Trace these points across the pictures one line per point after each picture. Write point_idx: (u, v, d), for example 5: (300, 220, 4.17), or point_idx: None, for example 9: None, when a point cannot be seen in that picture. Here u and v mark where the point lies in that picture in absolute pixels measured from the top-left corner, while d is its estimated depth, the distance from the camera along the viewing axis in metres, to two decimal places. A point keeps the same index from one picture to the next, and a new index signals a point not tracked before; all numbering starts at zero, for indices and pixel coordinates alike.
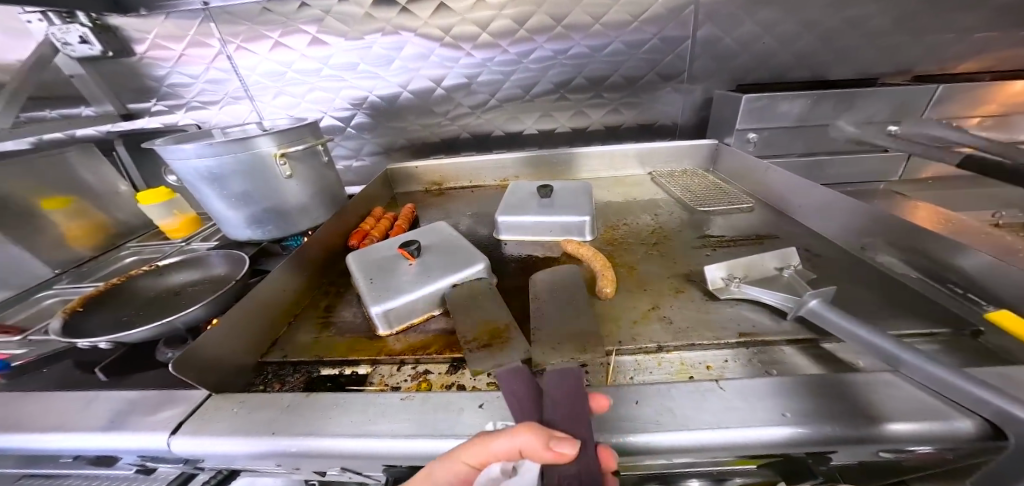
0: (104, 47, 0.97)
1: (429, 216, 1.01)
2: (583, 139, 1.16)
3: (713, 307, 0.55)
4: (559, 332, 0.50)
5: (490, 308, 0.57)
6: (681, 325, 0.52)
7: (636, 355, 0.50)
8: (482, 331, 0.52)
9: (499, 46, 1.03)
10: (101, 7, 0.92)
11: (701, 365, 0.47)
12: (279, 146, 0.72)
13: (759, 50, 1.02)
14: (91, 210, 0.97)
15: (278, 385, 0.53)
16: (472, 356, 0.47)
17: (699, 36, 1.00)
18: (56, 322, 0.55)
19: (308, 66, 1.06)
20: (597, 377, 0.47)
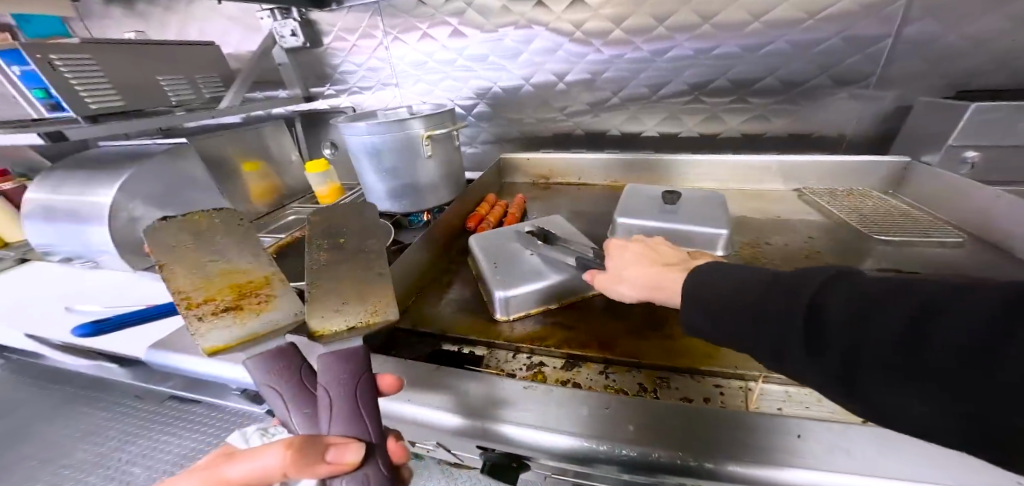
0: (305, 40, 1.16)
1: (537, 209, 1.02)
2: (712, 146, 1.07)
3: None
4: (340, 290, 0.47)
5: (229, 253, 0.47)
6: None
7: (787, 387, 0.45)
8: (224, 286, 0.44)
9: (633, 43, 0.99)
10: (307, 4, 1.12)
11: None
12: (427, 128, 0.81)
13: (987, 52, 0.80)
14: (271, 174, 1.21)
15: (407, 353, 0.58)
16: (221, 321, 0.41)
17: (904, 34, 0.83)
18: None
19: (446, 56, 1.15)
20: (734, 401, 0.44)
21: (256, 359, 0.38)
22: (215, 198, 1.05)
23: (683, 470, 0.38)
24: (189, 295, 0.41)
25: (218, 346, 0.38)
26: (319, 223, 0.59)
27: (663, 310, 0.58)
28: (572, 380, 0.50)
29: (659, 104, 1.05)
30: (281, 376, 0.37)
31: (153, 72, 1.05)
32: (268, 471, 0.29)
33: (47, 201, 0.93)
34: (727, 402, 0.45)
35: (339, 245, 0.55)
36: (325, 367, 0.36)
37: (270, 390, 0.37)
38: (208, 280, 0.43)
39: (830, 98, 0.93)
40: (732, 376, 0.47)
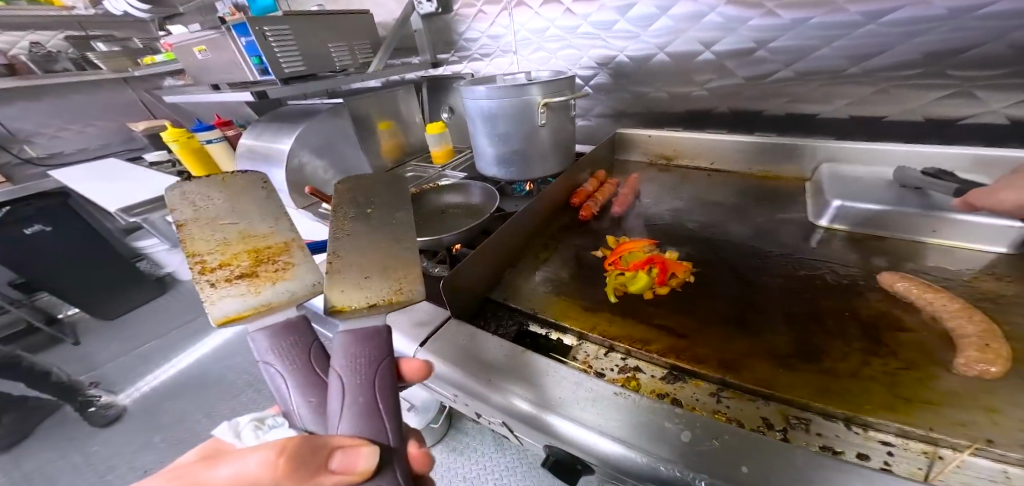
0: (438, 5, 1.22)
1: (651, 191, 0.90)
2: (940, 135, 0.77)
3: None
4: (364, 263, 0.47)
5: (251, 217, 0.50)
6: None
7: (1014, 465, 0.30)
8: (241, 251, 0.46)
9: (830, 3, 0.75)
10: None
11: None
12: (544, 95, 0.76)
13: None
14: (398, 133, 1.34)
15: (495, 327, 0.57)
16: (234, 288, 0.44)
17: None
18: None
19: (568, 23, 1.07)
20: (904, 466, 0.31)
21: (268, 337, 0.39)
22: (359, 154, 1.21)
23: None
24: (204, 258, 0.44)
25: (233, 315, 0.41)
26: (348, 191, 0.58)
27: (821, 340, 0.43)
28: (673, 395, 0.42)
29: (854, 80, 0.80)
30: (290, 359, 0.38)
31: (326, 41, 1.21)
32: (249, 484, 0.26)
33: (250, 146, 1.19)
34: (894, 466, 0.32)
35: (364, 217, 0.53)
36: (342, 353, 0.36)
37: (283, 375, 0.37)
38: (226, 243, 0.46)
39: None
40: (912, 437, 0.33)
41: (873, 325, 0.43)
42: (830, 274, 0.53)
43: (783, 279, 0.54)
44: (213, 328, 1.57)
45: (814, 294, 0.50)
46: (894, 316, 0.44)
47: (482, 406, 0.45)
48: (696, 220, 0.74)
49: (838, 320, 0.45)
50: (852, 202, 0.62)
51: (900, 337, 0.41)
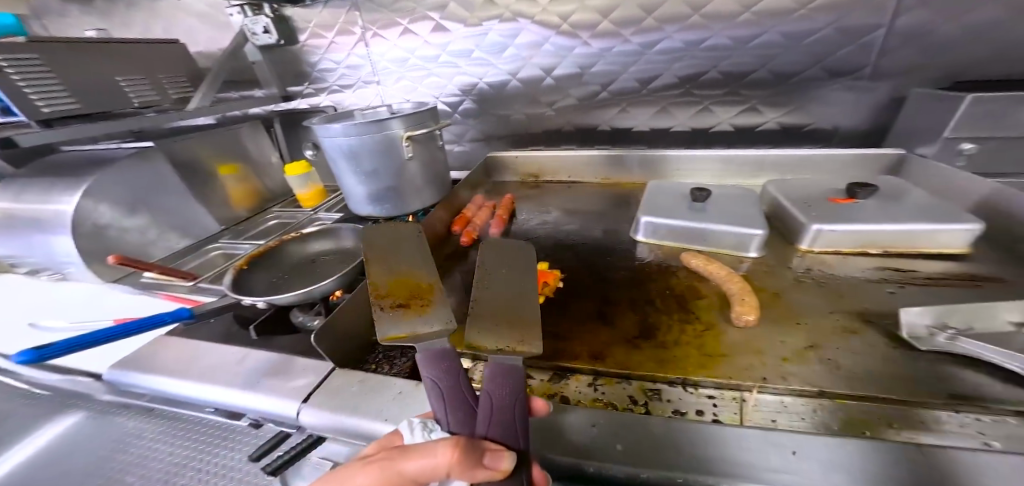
0: (278, 36, 1.11)
1: (524, 209, 0.98)
2: (703, 141, 1.03)
3: (896, 356, 0.41)
4: (499, 311, 0.40)
5: (409, 256, 0.48)
6: (856, 371, 0.40)
7: (784, 396, 0.40)
8: (396, 281, 0.43)
9: (622, 35, 0.95)
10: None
11: (878, 422, 0.35)
12: (407, 128, 0.77)
13: (966, 41, 0.77)
14: (250, 177, 1.18)
15: (388, 366, 0.55)
16: (391, 313, 0.39)
17: (897, 25, 0.78)
18: (229, 276, 0.62)
19: (428, 53, 1.11)
20: (725, 414, 0.40)
21: (423, 355, 0.37)
22: (190, 204, 1.02)
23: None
24: (375, 284, 0.42)
25: (393, 336, 0.36)
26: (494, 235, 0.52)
27: (655, 317, 0.54)
28: (559, 393, 0.47)
29: (649, 98, 1.02)
30: (440, 374, 0.36)
31: (110, 74, 0.94)
32: (427, 470, 0.28)
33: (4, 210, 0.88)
34: (719, 415, 0.40)
35: (500, 269, 0.46)
36: (488, 374, 0.35)
37: (433, 387, 0.35)
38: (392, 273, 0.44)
39: (814, 91, 0.88)
40: (723, 386, 0.43)
41: (684, 297, 0.57)
42: (660, 259, 0.68)
43: (630, 272, 0.65)
44: None
45: (654, 280, 0.62)
46: (698, 287, 0.59)
47: None
48: (564, 230, 0.85)
49: (663, 298, 0.58)
50: (657, 217, 0.71)
51: (699, 303, 0.55)
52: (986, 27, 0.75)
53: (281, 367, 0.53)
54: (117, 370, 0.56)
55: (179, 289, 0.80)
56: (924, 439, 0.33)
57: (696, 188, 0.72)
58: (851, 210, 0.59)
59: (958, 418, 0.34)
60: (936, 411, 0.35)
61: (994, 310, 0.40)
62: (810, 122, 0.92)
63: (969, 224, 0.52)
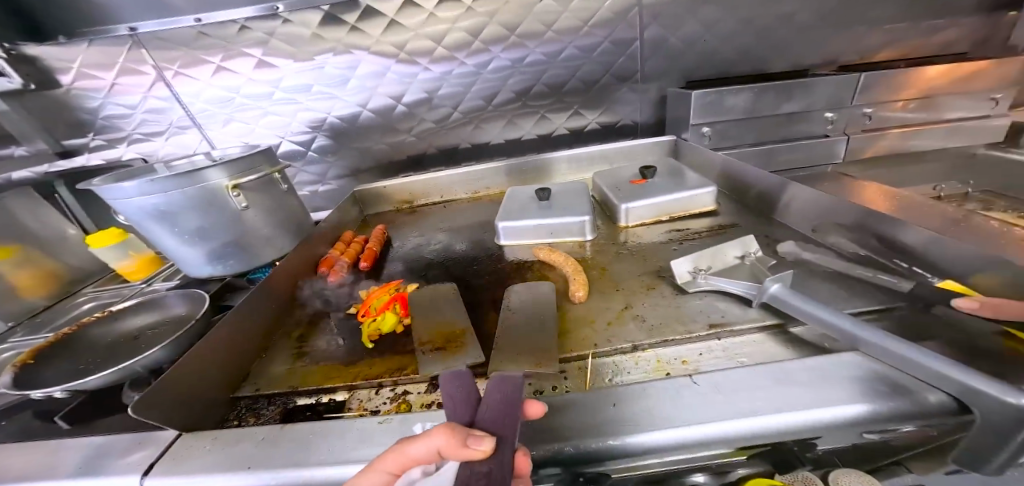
0: (23, 79, 0.92)
1: (400, 237, 0.98)
2: (549, 144, 1.16)
3: (681, 300, 0.50)
4: (518, 341, 0.48)
5: (447, 311, 0.61)
6: (654, 321, 0.48)
7: (613, 356, 0.46)
8: (436, 334, 0.56)
9: (456, 58, 1.03)
10: (14, 34, 0.89)
11: (675, 361, 0.43)
12: (230, 177, 0.69)
13: (701, 50, 1.04)
14: (38, 257, 0.94)
15: (253, 419, 0.51)
16: (431, 356, 0.52)
17: (646, 36, 1.01)
18: (6, 376, 0.50)
19: (257, 90, 1.03)
20: (573, 383, 0.43)
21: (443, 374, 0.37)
22: None
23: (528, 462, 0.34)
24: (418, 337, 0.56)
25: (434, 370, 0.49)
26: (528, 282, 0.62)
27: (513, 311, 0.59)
28: (437, 400, 0.48)
29: (495, 113, 1.11)
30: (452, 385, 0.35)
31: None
32: (418, 454, 0.26)
33: None
34: (570, 386, 0.43)
35: (523, 310, 0.55)
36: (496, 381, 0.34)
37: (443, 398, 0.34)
38: (428, 327, 0.58)
39: (613, 94, 1.07)
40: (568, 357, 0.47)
41: None
42: (518, 257, 0.75)
43: (492, 273, 0.71)
44: None
45: (513, 277, 0.68)
46: (547, 276, 0.66)
47: None
48: (435, 249, 0.87)
49: (520, 293, 0.63)
50: (511, 221, 0.78)
51: (548, 290, 0.62)
52: (707, 39, 1.03)
53: (114, 446, 0.44)
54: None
55: None
56: (702, 368, 0.41)
57: (539, 189, 0.83)
58: (647, 187, 0.75)
59: (720, 343, 0.44)
60: (708, 342, 0.44)
61: (723, 250, 0.52)
62: (618, 119, 1.11)
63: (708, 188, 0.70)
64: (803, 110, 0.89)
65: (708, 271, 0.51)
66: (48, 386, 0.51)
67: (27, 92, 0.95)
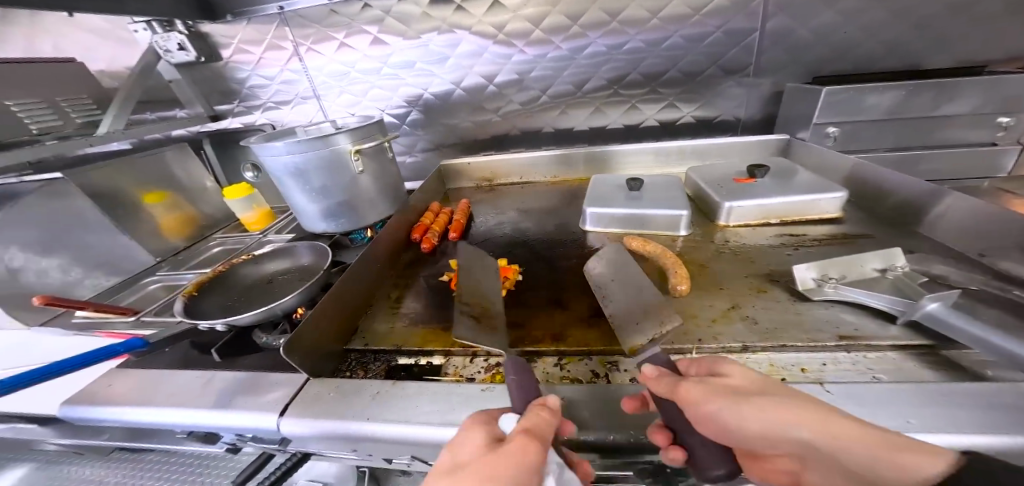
0: (197, 53, 1.07)
1: (482, 213, 1.02)
2: (635, 136, 1.12)
3: (802, 307, 0.48)
4: (633, 312, 0.53)
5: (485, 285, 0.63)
6: (768, 325, 0.47)
7: (718, 355, 0.45)
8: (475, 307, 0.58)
9: (552, 42, 1.02)
10: (196, 17, 1.00)
11: (793, 367, 0.42)
12: (354, 142, 0.78)
13: (836, 41, 0.92)
14: (182, 203, 1.14)
15: (362, 373, 0.57)
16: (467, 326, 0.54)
17: (768, 27, 0.92)
18: (179, 303, 0.60)
19: (368, 65, 1.11)
20: None
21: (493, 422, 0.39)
22: (115, 237, 0.97)
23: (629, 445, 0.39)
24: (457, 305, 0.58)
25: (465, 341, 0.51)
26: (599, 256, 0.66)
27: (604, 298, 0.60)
28: (529, 375, 0.51)
29: (583, 99, 1.10)
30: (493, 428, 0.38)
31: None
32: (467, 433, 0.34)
33: None
34: None
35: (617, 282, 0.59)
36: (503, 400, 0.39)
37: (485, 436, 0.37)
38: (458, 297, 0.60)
39: (719, 86, 1.01)
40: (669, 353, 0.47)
41: None
42: (603, 244, 0.74)
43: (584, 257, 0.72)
44: None
45: None
46: (639, 266, 0.65)
47: (389, 446, 0.45)
48: (519, 228, 0.90)
49: None
50: (599, 207, 0.78)
51: (642, 280, 0.61)
52: (849, 30, 0.91)
53: (249, 385, 0.53)
54: (72, 405, 0.54)
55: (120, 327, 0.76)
56: (827, 379, 0.40)
57: (629, 179, 0.81)
58: (755, 187, 0.71)
59: (850, 357, 0.42)
60: (833, 354, 0.42)
61: (861, 260, 0.49)
62: (719, 114, 1.05)
63: (835, 192, 0.64)
64: (961, 114, 0.77)
65: (842, 280, 0.48)
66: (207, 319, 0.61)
67: (199, 63, 1.12)
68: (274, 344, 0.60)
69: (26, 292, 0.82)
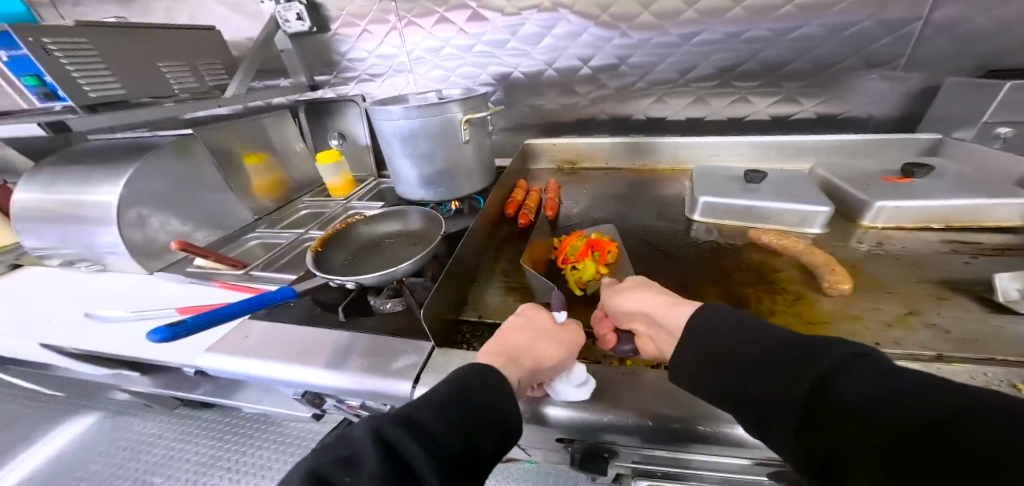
0: (312, 23, 1.11)
1: (570, 195, 1.00)
2: (737, 129, 1.06)
3: (1002, 320, 0.43)
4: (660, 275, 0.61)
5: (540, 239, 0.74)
6: (966, 337, 0.42)
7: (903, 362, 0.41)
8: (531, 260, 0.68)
9: (662, 26, 0.97)
10: None
11: (1004, 382, 0.36)
12: (465, 112, 0.78)
13: (1016, 33, 0.80)
14: (275, 167, 1.19)
15: (478, 346, 0.56)
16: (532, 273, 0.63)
17: (934, 18, 0.82)
18: (310, 257, 0.62)
19: (464, 42, 1.11)
20: None
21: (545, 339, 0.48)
22: (225, 197, 1.05)
23: None
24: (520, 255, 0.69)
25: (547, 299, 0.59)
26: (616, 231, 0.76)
27: (740, 290, 0.55)
28: (665, 364, 0.49)
29: (684, 88, 1.04)
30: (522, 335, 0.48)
31: (148, 58, 0.90)
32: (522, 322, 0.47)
33: (39, 201, 0.90)
34: None
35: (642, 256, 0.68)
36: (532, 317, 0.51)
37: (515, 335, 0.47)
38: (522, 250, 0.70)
39: (848, 80, 0.92)
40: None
41: (762, 271, 0.58)
42: (720, 237, 0.70)
43: (708, 246, 0.68)
44: (27, 444, 1.16)
45: (728, 253, 0.65)
46: (772, 261, 0.60)
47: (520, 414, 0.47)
48: (615, 213, 0.87)
49: (742, 271, 0.59)
50: (714, 197, 0.73)
51: (780, 275, 0.57)
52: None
53: (370, 349, 0.54)
54: (210, 350, 0.57)
55: (236, 279, 0.81)
56: None
57: (748, 170, 0.75)
58: (909, 187, 0.64)
59: None
60: None
61: None
62: (845, 109, 0.96)
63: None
64: None
65: None
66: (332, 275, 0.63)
67: (311, 34, 1.17)
68: (393, 309, 0.61)
69: (154, 241, 0.89)
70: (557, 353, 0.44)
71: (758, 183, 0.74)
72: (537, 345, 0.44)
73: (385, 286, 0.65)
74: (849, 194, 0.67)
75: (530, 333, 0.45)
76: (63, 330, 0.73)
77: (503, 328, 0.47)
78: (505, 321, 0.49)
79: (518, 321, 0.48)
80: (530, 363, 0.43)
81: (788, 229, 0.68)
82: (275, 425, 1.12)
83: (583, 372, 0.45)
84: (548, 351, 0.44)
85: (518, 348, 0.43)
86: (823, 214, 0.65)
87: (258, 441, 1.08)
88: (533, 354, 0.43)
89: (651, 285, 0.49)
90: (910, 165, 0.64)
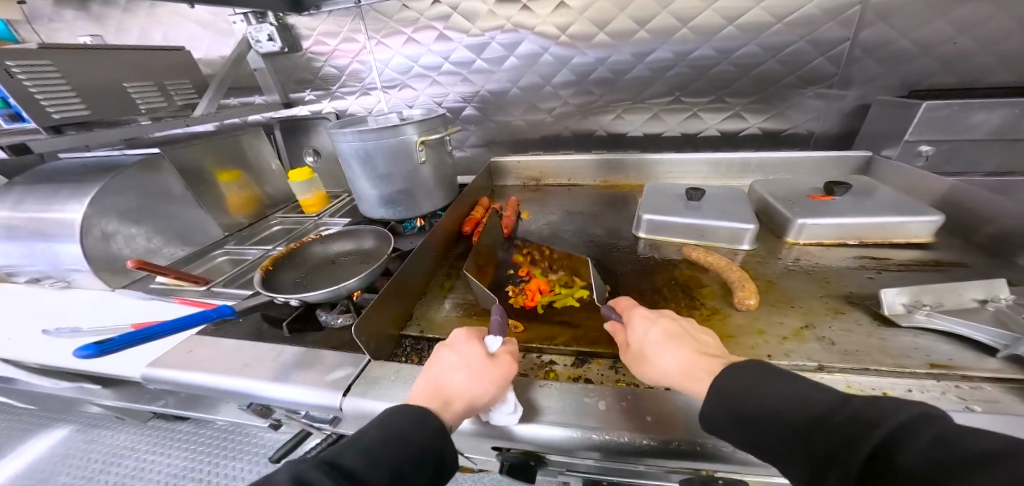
0: (282, 44, 1.14)
1: (530, 210, 1.04)
2: (692, 145, 1.11)
3: (888, 333, 0.46)
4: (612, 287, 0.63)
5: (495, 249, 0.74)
6: (848, 347, 0.45)
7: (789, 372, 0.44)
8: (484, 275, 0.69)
9: (616, 46, 1.01)
10: (284, 7, 1.10)
11: (875, 391, 0.40)
12: (420, 133, 0.81)
13: (944, 53, 0.85)
14: (249, 184, 1.22)
15: (416, 359, 0.59)
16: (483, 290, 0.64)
17: (862, 38, 0.87)
18: (258, 276, 0.65)
19: (431, 60, 1.15)
20: None
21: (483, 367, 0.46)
22: (193, 212, 1.07)
23: (670, 450, 0.42)
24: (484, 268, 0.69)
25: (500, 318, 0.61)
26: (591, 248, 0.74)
27: (663, 304, 0.58)
28: (584, 376, 0.51)
29: (641, 105, 1.08)
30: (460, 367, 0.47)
31: (116, 78, 0.93)
32: (456, 358, 0.46)
33: (6, 219, 0.92)
34: None
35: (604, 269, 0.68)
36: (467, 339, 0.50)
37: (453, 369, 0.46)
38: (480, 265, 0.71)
39: (789, 99, 0.97)
40: None
41: (688, 286, 0.62)
42: (659, 253, 0.73)
43: (647, 262, 0.71)
44: None
45: (660, 270, 0.68)
46: (699, 277, 0.64)
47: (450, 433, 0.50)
48: (570, 229, 0.90)
49: (669, 287, 0.62)
50: (655, 215, 0.76)
51: (702, 290, 0.60)
52: (961, 41, 0.83)
53: (310, 362, 0.57)
54: (152, 365, 0.58)
55: (197, 295, 0.83)
56: None
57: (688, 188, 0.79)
58: (829, 205, 0.68)
59: (941, 385, 0.40)
60: (922, 379, 0.41)
61: (959, 289, 0.47)
62: (789, 127, 1.01)
63: (930, 216, 0.61)
64: None
65: (937, 307, 0.46)
66: (280, 293, 0.66)
67: (282, 53, 1.20)
68: (337, 325, 0.63)
69: (118, 256, 0.91)
70: (489, 390, 0.44)
71: (698, 199, 0.76)
72: (469, 388, 0.43)
73: (333, 302, 0.67)
74: (779, 212, 0.71)
75: (462, 373, 0.45)
76: (21, 345, 0.75)
77: (436, 368, 0.46)
78: (438, 356, 0.48)
79: (450, 358, 0.47)
80: (465, 405, 0.43)
81: (725, 246, 0.72)
82: (250, 435, 1.12)
83: (515, 399, 0.45)
84: (480, 390, 0.44)
85: (452, 392, 0.44)
86: (750, 232, 0.69)
87: (233, 452, 1.09)
88: (465, 396, 0.43)
89: (672, 354, 0.42)
90: (830, 183, 0.68)
